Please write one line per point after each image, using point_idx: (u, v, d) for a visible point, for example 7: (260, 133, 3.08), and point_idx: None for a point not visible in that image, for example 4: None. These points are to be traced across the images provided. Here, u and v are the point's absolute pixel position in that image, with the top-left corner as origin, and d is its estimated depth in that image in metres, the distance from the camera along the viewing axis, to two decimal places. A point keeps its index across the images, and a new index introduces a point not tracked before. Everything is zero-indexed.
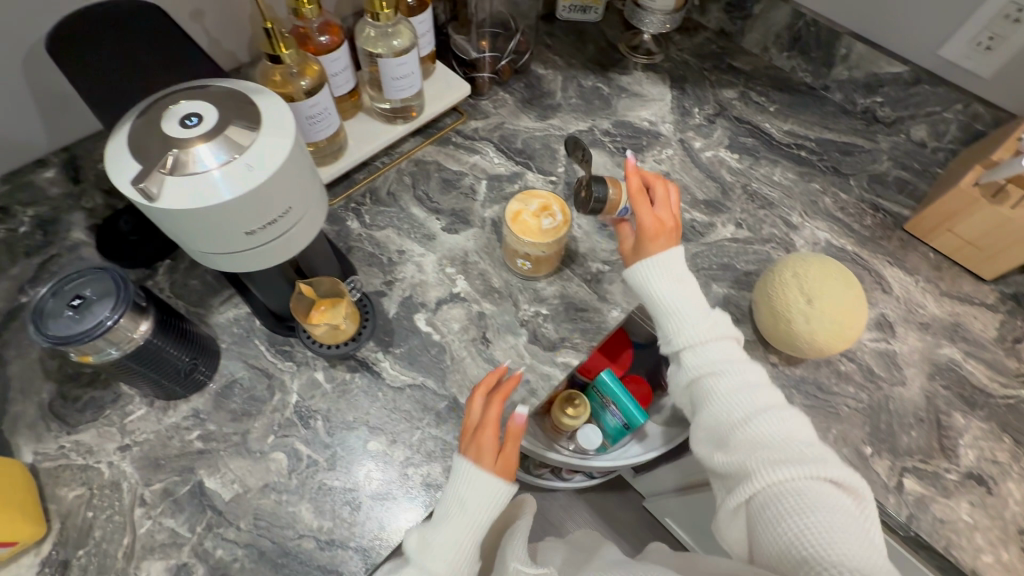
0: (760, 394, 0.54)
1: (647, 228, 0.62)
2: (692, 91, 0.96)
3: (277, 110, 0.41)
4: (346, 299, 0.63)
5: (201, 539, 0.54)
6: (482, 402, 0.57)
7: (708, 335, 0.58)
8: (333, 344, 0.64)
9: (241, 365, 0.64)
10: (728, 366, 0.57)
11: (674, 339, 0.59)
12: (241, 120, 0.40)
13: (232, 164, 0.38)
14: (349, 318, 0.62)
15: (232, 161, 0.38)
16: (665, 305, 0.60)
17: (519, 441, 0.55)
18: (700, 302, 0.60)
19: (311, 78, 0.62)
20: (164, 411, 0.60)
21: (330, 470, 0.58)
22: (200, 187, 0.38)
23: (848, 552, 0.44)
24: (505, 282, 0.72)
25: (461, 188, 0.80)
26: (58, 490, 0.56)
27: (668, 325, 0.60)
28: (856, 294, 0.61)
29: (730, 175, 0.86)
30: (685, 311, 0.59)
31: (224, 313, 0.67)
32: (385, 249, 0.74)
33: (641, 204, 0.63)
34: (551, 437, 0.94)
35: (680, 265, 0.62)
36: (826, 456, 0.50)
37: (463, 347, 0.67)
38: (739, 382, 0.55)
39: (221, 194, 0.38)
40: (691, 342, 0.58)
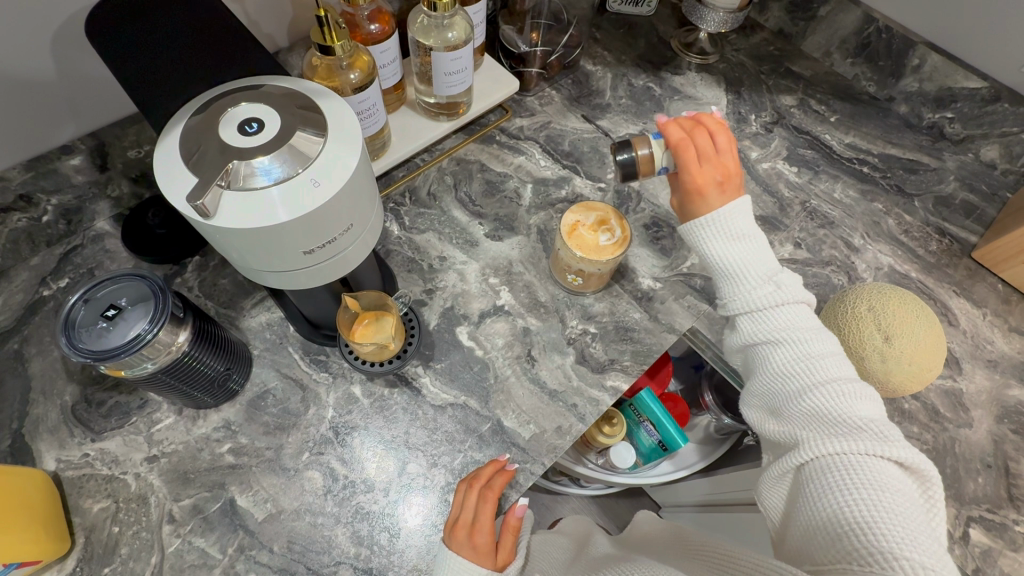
0: (825, 363, 0.49)
1: (692, 186, 0.56)
2: (749, 95, 0.91)
3: (345, 118, 0.38)
4: (391, 312, 0.59)
5: (232, 561, 0.52)
6: (475, 502, 0.53)
7: (773, 301, 0.52)
8: (375, 361, 0.60)
9: (274, 374, 0.60)
10: (792, 332, 0.51)
11: (731, 303, 0.54)
12: (306, 129, 0.37)
13: (298, 176, 0.36)
14: (394, 332, 0.58)
15: (296, 173, 0.36)
16: (721, 267, 0.54)
17: (515, 533, 0.56)
18: (767, 260, 0.53)
19: (360, 71, 0.57)
20: (194, 422, 0.57)
21: (367, 492, 0.55)
22: (262, 200, 0.35)
23: (898, 532, 0.41)
24: (551, 296, 0.68)
25: (505, 191, 0.76)
26: (82, 502, 0.53)
27: (725, 289, 0.54)
28: (934, 332, 0.57)
29: (788, 190, 0.81)
30: (746, 270, 0.53)
31: (256, 317, 0.63)
32: (425, 255, 0.70)
33: (685, 158, 0.56)
34: (579, 450, 0.91)
35: (746, 221, 0.55)
36: (892, 436, 0.45)
37: (507, 365, 0.63)
38: (801, 353, 0.50)
39: (283, 213, 0.35)
40: (750, 306, 0.52)
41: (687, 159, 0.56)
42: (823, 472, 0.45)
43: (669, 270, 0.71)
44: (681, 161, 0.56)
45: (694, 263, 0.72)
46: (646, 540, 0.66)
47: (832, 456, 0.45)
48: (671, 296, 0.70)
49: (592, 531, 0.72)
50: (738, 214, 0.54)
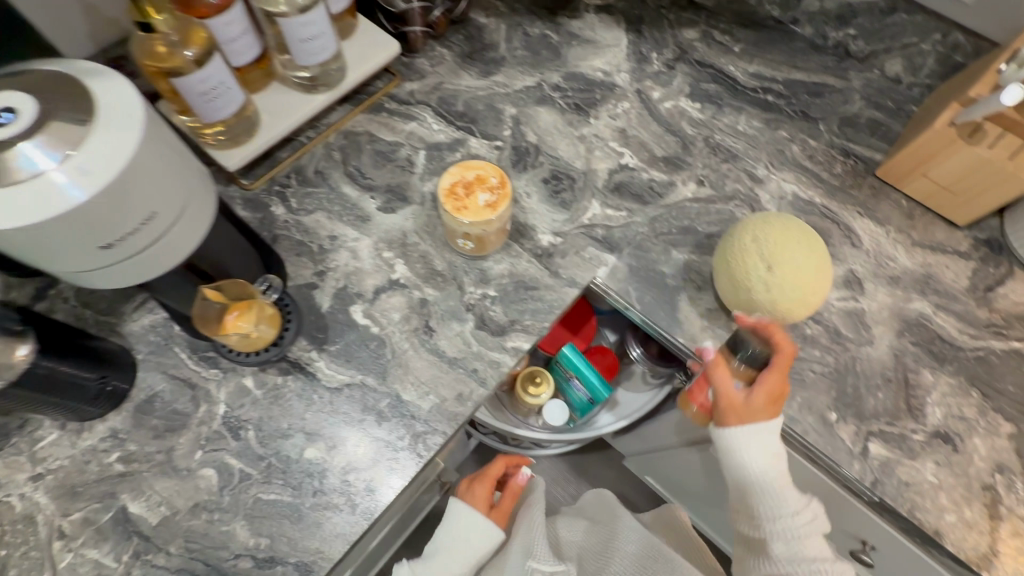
0: (812, 546, 0.59)
1: (730, 395, 0.59)
2: (649, 33, 0.87)
3: (121, 99, 0.36)
4: (257, 300, 0.59)
5: (129, 567, 0.51)
6: None
7: (801, 526, 0.59)
8: (251, 352, 0.59)
9: (161, 377, 0.59)
10: (798, 536, 0.59)
11: (772, 518, 0.59)
12: (71, 114, 0.34)
13: (71, 159, 0.34)
14: (267, 322, 0.59)
15: (68, 155, 0.34)
16: (759, 481, 0.58)
17: None
18: (787, 480, 0.59)
19: (198, 48, 0.53)
20: (78, 434, 0.55)
21: (265, 483, 0.54)
22: (42, 193, 0.33)
23: None
24: (449, 263, 0.66)
25: (396, 161, 0.73)
26: None
27: (762, 504, 0.59)
28: (789, 354, 0.57)
29: (691, 128, 0.79)
30: (785, 491, 0.58)
31: (139, 321, 0.61)
32: (315, 236, 0.67)
33: (720, 374, 0.60)
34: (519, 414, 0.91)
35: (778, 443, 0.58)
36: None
37: (404, 339, 0.62)
38: (793, 539, 0.59)
39: (64, 204, 0.33)
40: (789, 532, 0.59)
41: (722, 378, 0.60)
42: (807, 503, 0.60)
43: (569, 223, 0.70)
44: (718, 378, 0.60)
45: (595, 214, 0.71)
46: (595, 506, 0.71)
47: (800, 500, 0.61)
48: (572, 249, 0.69)
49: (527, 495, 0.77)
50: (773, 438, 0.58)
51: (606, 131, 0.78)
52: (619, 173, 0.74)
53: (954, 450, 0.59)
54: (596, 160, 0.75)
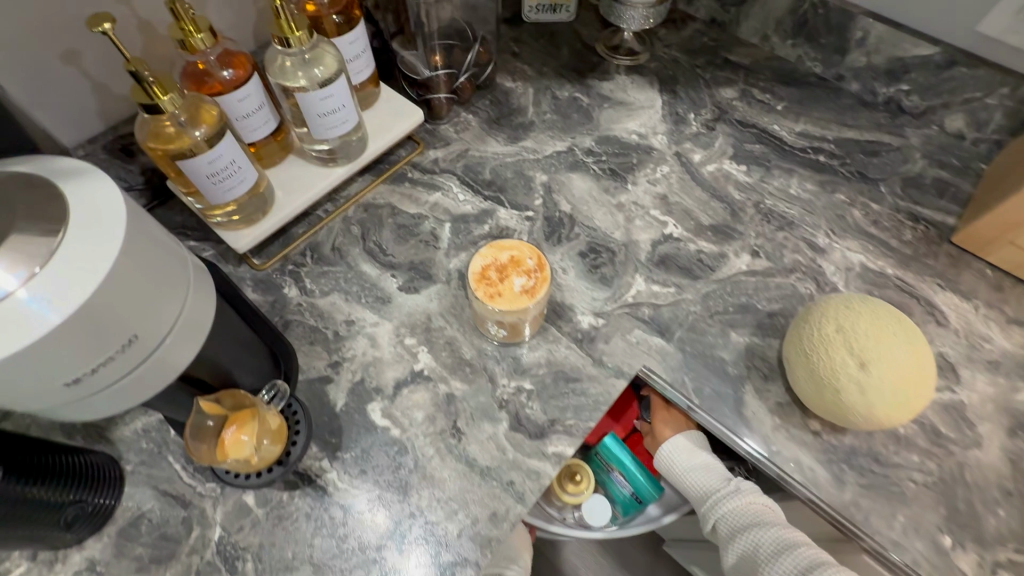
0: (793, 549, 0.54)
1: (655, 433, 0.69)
2: (685, 93, 0.83)
3: (98, 209, 0.31)
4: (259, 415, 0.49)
5: None
6: None
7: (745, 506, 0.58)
8: (252, 473, 0.50)
9: (150, 493, 0.51)
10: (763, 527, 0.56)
11: (721, 514, 0.59)
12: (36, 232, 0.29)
13: (42, 276, 0.28)
14: (274, 435, 0.50)
15: (36, 274, 0.28)
16: (693, 482, 0.63)
17: None
18: (717, 468, 0.63)
19: (208, 126, 0.49)
20: (51, 567, 0.47)
21: None
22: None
23: None
24: (478, 351, 0.59)
25: (420, 235, 0.67)
26: None
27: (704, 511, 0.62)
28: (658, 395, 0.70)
29: (739, 193, 0.72)
30: (711, 481, 0.62)
31: (131, 424, 0.54)
32: (330, 321, 0.61)
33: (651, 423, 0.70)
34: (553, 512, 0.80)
35: (698, 447, 0.65)
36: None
37: (428, 443, 0.54)
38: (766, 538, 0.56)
39: (26, 336, 0.27)
40: (745, 523, 0.57)
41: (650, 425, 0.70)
42: (732, 513, 0.59)
43: (611, 302, 0.63)
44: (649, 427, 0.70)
45: (639, 291, 0.64)
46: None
47: (736, 499, 0.59)
48: (616, 332, 0.61)
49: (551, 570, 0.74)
50: (688, 443, 0.65)
51: (645, 198, 0.71)
52: (663, 245, 0.67)
53: None
54: (637, 230, 0.69)
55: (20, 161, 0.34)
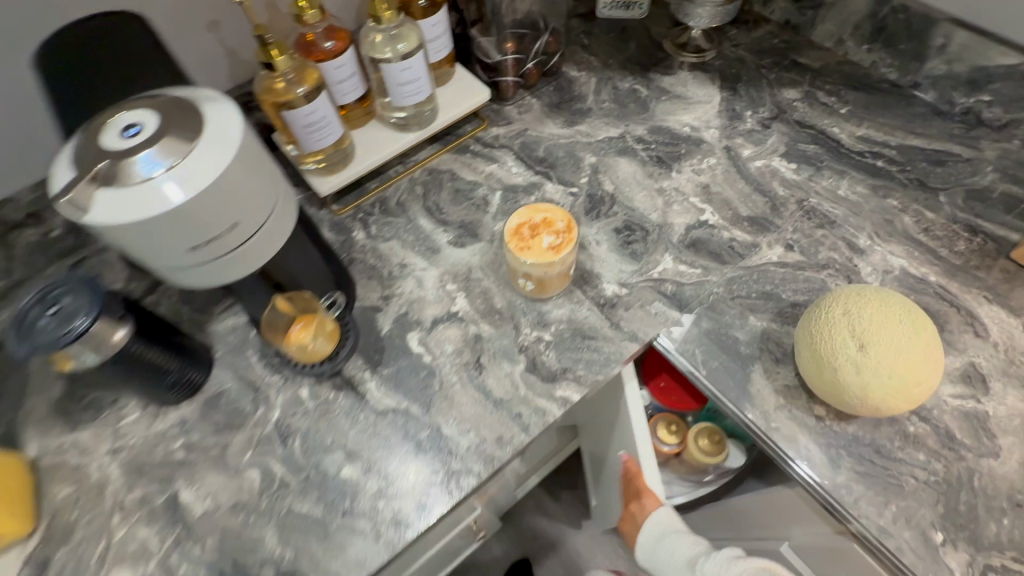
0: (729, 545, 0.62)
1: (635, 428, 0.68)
2: (746, 91, 0.85)
3: (223, 123, 0.41)
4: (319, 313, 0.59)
5: (167, 553, 0.53)
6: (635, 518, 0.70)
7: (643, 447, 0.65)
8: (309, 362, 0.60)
9: (230, 376, 0.63)
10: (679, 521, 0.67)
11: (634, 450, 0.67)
12: (180, 134, 0.39)
13: (178, 167, 0.38)
14: (329, 338, 0.60)
15: (177, 164, 0.38)
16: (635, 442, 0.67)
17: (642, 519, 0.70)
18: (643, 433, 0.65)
19: (309, 86, 0.61)
20: (155, 418, 0.61)
21: (301, 495, 0.55)
22: (152, 193, 0.38)
23: None
24: (509, 302, 0.66)
25: (473, 199, 0.76)
26: (52, 487, 0.57)
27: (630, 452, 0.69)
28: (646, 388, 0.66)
29: (783, 189, 0.74)
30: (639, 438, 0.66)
31: (223, 322, 0.67)
32: (387, 262, 0.71)
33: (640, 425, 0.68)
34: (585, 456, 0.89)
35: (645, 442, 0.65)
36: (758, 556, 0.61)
37: (453, 371, 0.62)
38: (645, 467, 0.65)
39: (167, 204, 0.37)
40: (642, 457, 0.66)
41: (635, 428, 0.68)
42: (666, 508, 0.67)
43: (637, 275, 0.68)
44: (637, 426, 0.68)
45: (666, 269, 0.68)
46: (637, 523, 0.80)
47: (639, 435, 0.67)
48: (637, 301, 0.66)
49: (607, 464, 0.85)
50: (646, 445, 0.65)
51: (687, 186, 0.75)
52: (696, 230, 0.71)
53: None
54: (673, 214, 0.72)
55: (174, 89, 0.45)
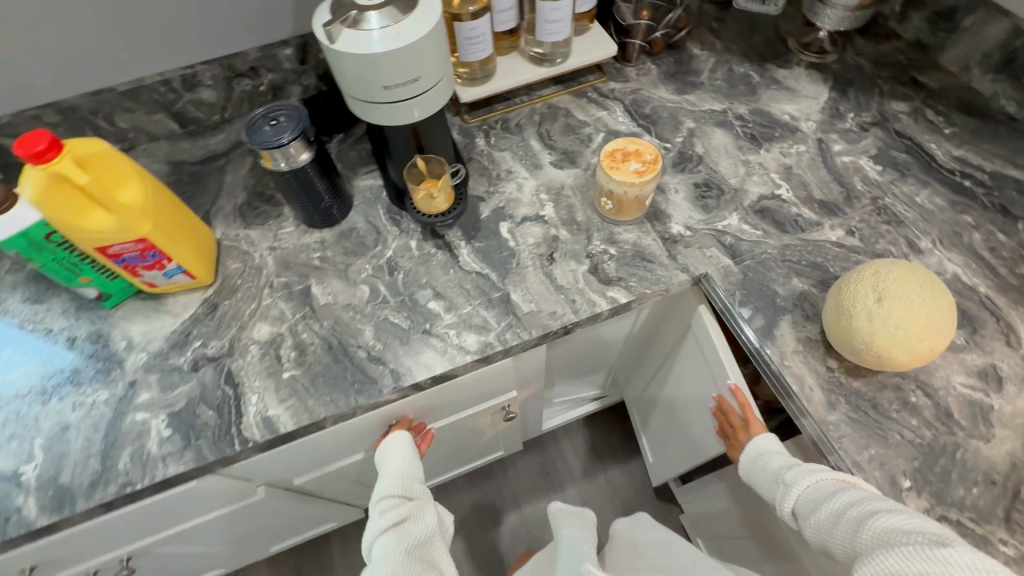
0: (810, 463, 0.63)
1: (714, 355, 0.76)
2: (855, 96, 0.90)
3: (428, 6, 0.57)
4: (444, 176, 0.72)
5: (296, 322, 0.72)
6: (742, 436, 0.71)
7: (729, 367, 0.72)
8: (427, 214, 0.73)
9: (362, 219, 0.81)
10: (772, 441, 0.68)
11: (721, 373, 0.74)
12: (399, 6, 0.56)
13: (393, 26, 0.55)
14: (446, 198, 0.72)
15: (393, 24, 0.55)
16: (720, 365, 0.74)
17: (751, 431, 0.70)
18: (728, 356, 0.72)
19: (478, 6, 0.76)
20: (304, 233, 0.80)
21: (395, 311, 0.72)
22: (373, 39, 0.54)
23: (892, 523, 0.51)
24: (587, 218, 0.79)
25: (579, 134, 0.89)
26: (227, 260, 0.78)
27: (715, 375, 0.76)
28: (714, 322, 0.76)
29: (862, 185, 0.80)
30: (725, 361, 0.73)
31: (364, 181, 0.85)
32: (497, 166, 0.86)
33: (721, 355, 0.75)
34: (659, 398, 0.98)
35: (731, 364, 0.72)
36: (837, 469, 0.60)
37: (530, 257, 0.76)
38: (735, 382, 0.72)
39: (381, 48, 0.54)
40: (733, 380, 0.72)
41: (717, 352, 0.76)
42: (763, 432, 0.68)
43: (702, 223, 0.77)
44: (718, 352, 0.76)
45: (730, 224, 0.77)
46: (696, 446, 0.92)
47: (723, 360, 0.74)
48: (696, 243, 0.76)
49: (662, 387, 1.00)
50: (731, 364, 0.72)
51: (771, 163, 0.83)
52: (768, 200, 0.79)
53: None
54: (751, 183, 0.81)
55: None
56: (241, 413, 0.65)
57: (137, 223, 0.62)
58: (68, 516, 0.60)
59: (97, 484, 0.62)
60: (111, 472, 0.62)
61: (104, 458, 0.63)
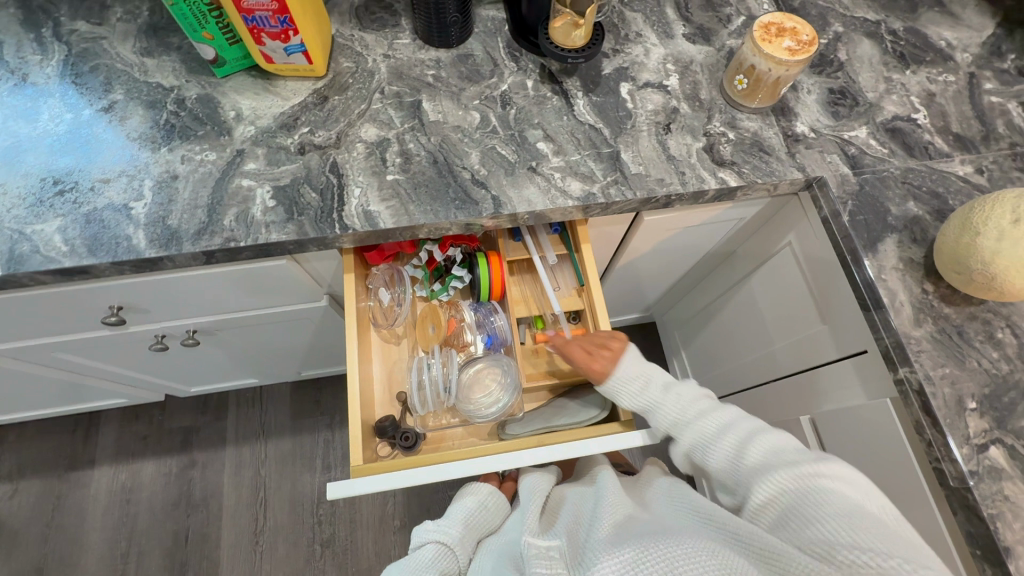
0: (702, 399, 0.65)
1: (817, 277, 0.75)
2: (1020, 38, 0.83)
3: None
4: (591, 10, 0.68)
5: (404, 131, 0.71)
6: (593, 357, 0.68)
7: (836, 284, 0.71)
8: (559, 48, 0.70)
9: (481, 48, 0.78)
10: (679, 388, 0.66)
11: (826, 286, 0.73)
12: None
13: None
14: (586, 35, 0.70)
15: None
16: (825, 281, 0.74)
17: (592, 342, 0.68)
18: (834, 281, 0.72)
19: None
20: (420, 49, 0.78)
21: (503, 142, 0.71)
22: None
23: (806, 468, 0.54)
24: (711, 98, 0.76)
25: (719, 13, 0.83)
26: (339, 58, 0.76)
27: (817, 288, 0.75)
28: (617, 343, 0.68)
29: (1004, 127, 0.75)
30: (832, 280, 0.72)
31: (487, 11, 0.81)
32: (627, 26, 0.81)
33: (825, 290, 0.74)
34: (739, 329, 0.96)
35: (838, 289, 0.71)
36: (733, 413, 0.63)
37: (646, 123, 0.74)
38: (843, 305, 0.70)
39: None
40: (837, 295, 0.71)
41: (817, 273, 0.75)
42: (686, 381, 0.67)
43: (829, 130, 0.74)
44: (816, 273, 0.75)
45: (857, 136, 0.74)
46: (753, 365, 0.97)
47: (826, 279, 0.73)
48: (818, 147, 0.73)
49: (723, 309, 1.04)
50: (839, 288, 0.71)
51: (914, 87, 0.78)
52: (902, 121, 0.75)
53: None
54: (888, 101, 0.77)
55: None
56: (343, 202, 0.66)
57: None
58: (174, 254, 0.63)
59: (202, 233, 0.64)
60: (216, 225, 0.64)
61: (210, 212, 0.65)
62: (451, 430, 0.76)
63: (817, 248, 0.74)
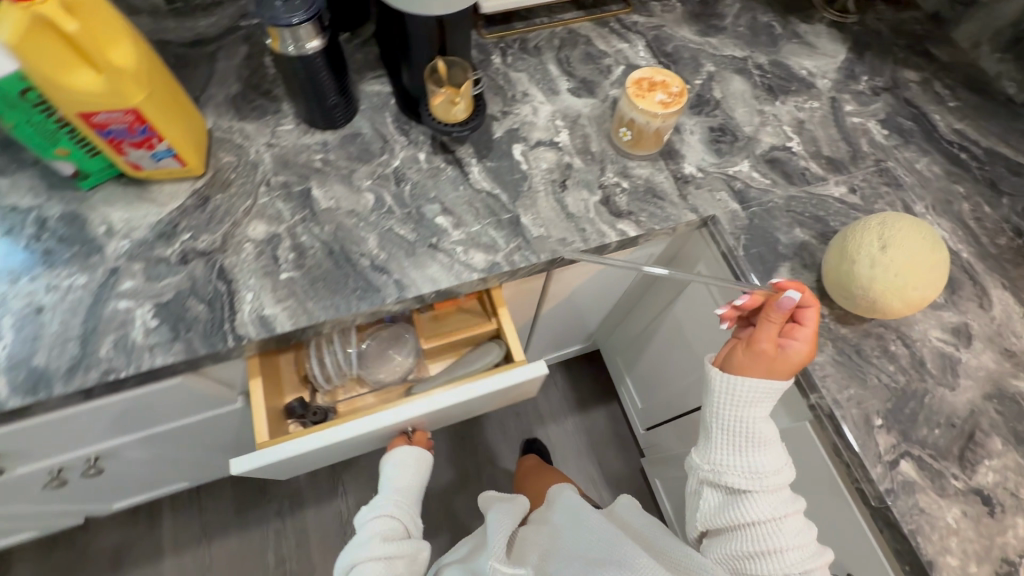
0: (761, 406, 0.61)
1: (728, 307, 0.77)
2: (870, 59, 0.91)
3: None
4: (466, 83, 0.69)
5: (295, 224, 0.68)
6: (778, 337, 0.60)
7: None
8: (444, 123, 0.71)
9: (368, 126, 0.77)
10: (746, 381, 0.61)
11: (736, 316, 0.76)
12: None
13: None
14: (466, 107, 0.70)
15: None
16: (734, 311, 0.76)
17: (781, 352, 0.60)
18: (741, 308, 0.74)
19: None
20: (304, 133, 0.75)
21: (401, 222, 0.70)
22: None
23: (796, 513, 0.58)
24: (602, 149, 0.78)
25: (599, 64, 0.86)
26: (219, 153, 0.73)
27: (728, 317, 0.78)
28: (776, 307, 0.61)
29: (868, 146, 0.81)
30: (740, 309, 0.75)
31: (371, 86, 0.80)
32: (513, 87, 0.82)
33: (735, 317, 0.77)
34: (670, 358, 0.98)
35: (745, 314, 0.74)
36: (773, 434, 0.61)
37: (542, 183, 0.74)
38: None
39: None
40: None
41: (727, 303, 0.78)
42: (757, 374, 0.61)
43: (715, 167, 0.78)
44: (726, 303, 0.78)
45: (741, 170, 0.78)
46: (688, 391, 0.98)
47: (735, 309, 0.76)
48: (707, 185, 0.76)
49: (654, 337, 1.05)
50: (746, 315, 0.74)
51: (785, 116, 0.83)
52: (779, 151, 0.80)
53: (989, 513, 0.58)
54: (764, 133, 0.81)
55: None
56: (235, 310, 0.63)
57: (128, 89, 0.56)
58: (45, 398, 0.57)
59: (77, 369, 0.58)
60: (92, 358, 0.59)
61: (83, 343, 0.60)
62: (363, 400, 0.79)
63: (722, 281, 0.76)
